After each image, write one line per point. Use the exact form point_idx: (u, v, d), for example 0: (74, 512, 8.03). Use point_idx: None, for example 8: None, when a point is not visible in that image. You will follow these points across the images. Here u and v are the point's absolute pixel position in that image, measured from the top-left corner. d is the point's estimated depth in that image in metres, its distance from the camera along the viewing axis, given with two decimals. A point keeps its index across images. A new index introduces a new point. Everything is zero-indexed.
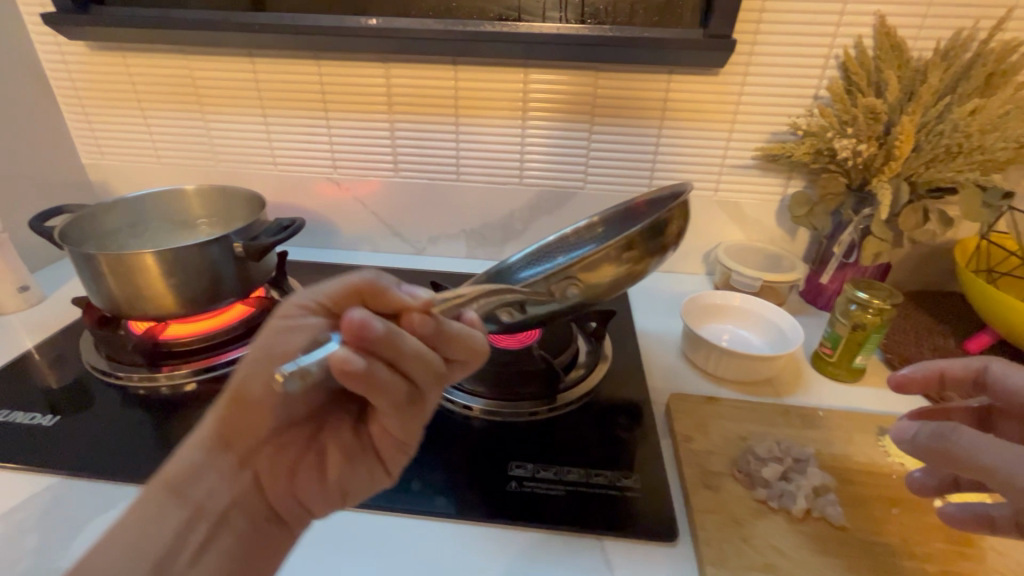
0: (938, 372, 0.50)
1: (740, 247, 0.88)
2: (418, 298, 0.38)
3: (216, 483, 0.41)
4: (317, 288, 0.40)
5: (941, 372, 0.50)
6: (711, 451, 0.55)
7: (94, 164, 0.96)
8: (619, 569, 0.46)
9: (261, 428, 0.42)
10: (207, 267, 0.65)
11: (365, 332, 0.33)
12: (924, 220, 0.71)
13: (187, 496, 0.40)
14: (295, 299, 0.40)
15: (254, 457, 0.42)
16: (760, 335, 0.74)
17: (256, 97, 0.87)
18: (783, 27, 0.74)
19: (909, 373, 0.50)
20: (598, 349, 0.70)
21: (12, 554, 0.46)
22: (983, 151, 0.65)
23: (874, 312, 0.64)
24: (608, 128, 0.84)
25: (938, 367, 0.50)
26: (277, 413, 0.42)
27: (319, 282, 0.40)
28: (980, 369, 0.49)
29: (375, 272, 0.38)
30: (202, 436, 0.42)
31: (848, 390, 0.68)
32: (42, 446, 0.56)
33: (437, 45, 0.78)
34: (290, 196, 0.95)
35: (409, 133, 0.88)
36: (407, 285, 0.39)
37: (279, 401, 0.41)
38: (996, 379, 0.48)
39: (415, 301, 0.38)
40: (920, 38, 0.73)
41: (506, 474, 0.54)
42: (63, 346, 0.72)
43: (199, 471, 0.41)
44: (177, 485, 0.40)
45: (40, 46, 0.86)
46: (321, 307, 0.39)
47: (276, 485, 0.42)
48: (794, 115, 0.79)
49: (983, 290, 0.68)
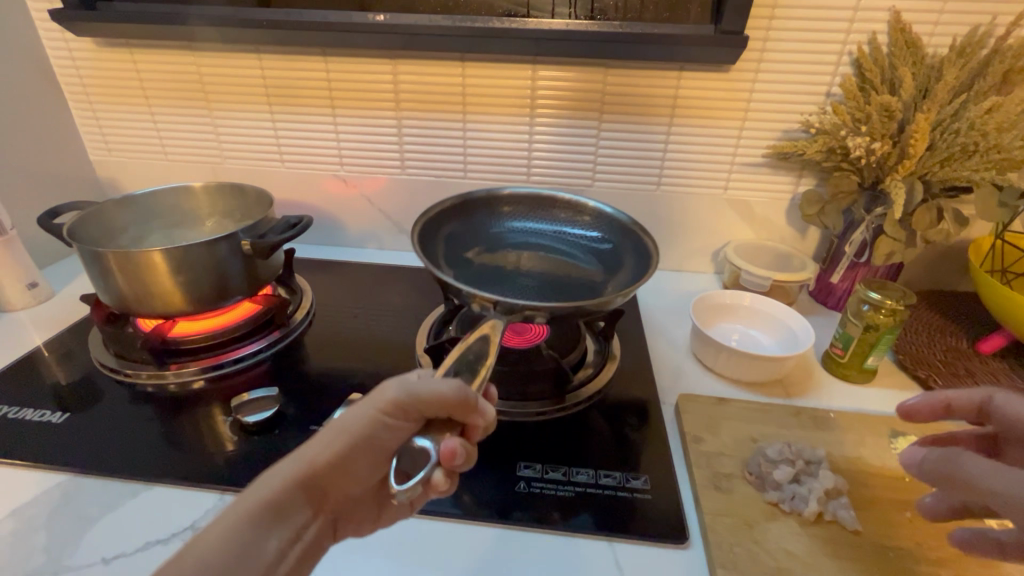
0: (943, 401, 0.48)
1: (749, 246, 0.87)
2: (488, 415, 0.43)
3: (304, 512, 0.40)
4: (429, 384, 0.41)
5: (946, 402, 0.48)
6: (722, 453, 0.54)
7: (102, 160, 0.96)
8: (630, 571, 0.46)
9: (349, 468, 0.42)
10: (216, 265, 0.64)
11: (454, 462, 0.41)
12: (938, 219, 0.70)
13: (283, 521, 0.39)
14: (415, 385, 0.41)
15: (335, 491, 0.42)
16: (769, 335, 0.73)
17: (263, 94, 0.87)
18: (796, 23, 0.73)
19: (913, 404, 0.48)
20: (606, 349, 0.70)
21: (23, 551, 0.46)
22: (1000, 149, 0.64)
23: (887, 313, 0.63)
24: (617, 126, 0.83)
25: (943, 397, 0.48)
26: (366, 460, 0.43)
27: (435, 378, 0.41)
28: (985, 399, 0.47)
29: (466, 389, 0.42)
30: (299, 466, 0.41)
31: (859, 391, 0.67)
32: (52, 443, 0.57)
33: (445, 41, 0.77)
34: (297, 193, 0.95)
35: (417, 130, 0.87)
36: (483, 399, 0.44)
37: (373, 448, 0.42)
38: (1001, 409, 0.46)
39: (487, 420, 0.43)
40: (935, 34, 0.72)
41: (514, 475, 0.54)
42: (72, 343, 0.72)
43: (292, 499, 0.40)
44: (274, 512, 0.39)
45: (47, 43, 0.85)
46: (436, 402, 0.41)
47: (342, 515, 0.44)
48: (806, 113, 0.78)
49: (997, 291, 0.67)
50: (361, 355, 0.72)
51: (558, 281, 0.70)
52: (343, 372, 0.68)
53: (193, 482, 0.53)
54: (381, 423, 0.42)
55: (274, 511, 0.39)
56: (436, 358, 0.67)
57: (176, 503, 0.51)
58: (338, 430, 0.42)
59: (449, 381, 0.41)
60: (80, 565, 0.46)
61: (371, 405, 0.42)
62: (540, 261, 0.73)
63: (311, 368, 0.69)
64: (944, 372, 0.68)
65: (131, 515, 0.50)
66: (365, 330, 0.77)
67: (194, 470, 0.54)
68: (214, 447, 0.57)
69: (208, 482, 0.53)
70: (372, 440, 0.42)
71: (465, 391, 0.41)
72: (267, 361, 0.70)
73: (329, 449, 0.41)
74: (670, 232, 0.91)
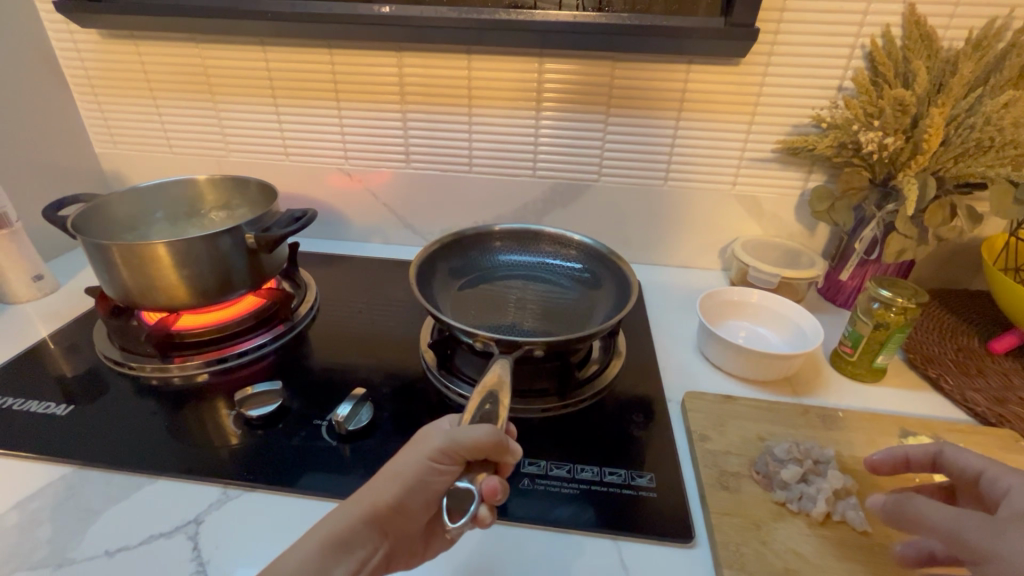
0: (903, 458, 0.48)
1: (757, 243, 0.86)
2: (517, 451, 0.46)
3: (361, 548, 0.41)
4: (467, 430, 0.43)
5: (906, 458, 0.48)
6: (729, 452, 0.54)
7: (107, 153, 0.96)
8: (635, 570, 0.45)
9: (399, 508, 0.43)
10: (220, 258, 0.64)
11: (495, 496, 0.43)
12: (951, 216, 0.69)
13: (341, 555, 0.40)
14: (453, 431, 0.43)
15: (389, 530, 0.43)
16: (777, 333, 0.72)
17: (267, 87, 0.86)
18: (808, 15, 0.71)
19: (876, 458, 0.49)
20: (611, 345, 0.69)
21: (28, 544, 0.46)
22: (1017, 145, 0.63)
23: (898, 311, 0.62)
24: (625, 120, 0.82)
25: (903, 453, 0.48)
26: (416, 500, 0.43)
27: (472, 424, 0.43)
28: (938, 454, 0.47)
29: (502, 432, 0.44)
30: (356, 503, 0.42)
31: (868, 390, 0.66)
32: (57, 435, 0.57)
33: (451, 33, 0.76)
34: (302, 187, 0.95)
35: (422, 123, 0.87)
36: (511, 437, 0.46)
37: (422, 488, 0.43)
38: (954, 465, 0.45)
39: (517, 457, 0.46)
40: (951, 27, 0.70)
41: (519, 471, 0.53)
42: (77, 335, 0.72)
43: (350, 534, 0.41)
44: (332, 545, 0.40)
45: (52, 34, 0.85)
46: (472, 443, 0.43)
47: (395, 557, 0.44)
48: (817, 107, 0.77)
49: (1011, 289, 0.66)
50: (365, 349, 0.71)
51: (542, 313, 0.68)
52: (347, 366, 0.68)
53: (197, 476, 0.53)
54: (431, 467, 0.43)
55: (342, 545, 0.40)
56: (440, 353, 0.67)
57: (180, 496, 0.51)
58: (392, 473, 0.43)
59: (484, 426, 0.43)
60: (84, 557, 0.45)
61: (421, 450, 0.43)
62: (526, 293, 0.71)
63: (315, 362, 0.69)
64: (955, 371, 0.67)
65: (135, 508, 0.50)
66: (368, 325, 0.77)
67: (198, 464, 0.54)
68: (218, 440, 0.57)
69: (212, 476, 0.53)
70: (425, 483, 0.43)
71: (499, 434, 0.43)
72: (271, 355, 0.70)
73: (387, 492, 0.43)
74: (677, 228, 0.90)
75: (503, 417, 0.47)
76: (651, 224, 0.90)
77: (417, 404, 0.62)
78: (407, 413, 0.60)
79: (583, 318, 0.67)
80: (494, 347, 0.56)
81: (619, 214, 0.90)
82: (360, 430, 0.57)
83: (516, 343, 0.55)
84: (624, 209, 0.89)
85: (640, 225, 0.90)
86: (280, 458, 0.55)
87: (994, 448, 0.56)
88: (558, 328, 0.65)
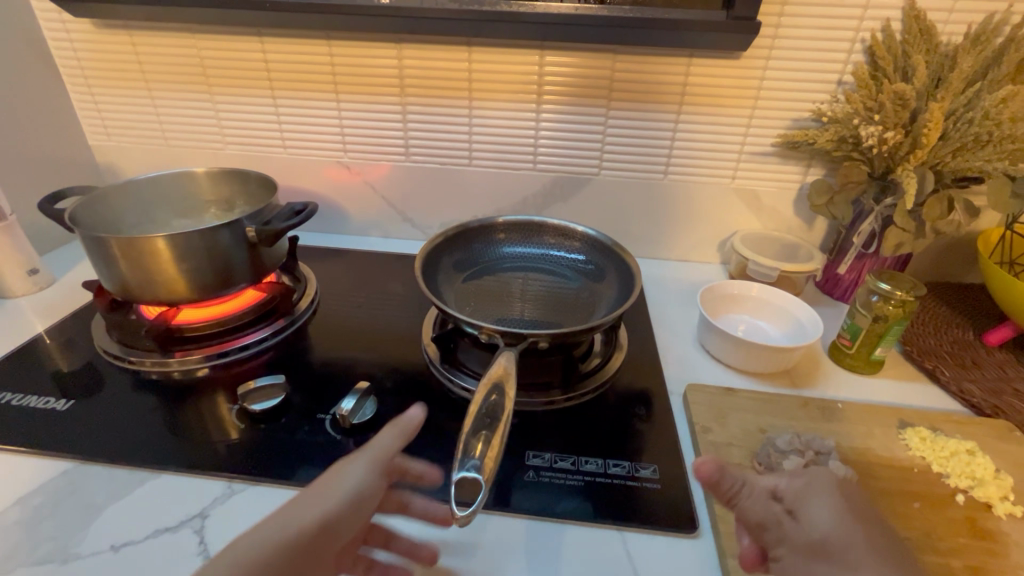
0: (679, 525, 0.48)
1: (757, 236, 0.86)
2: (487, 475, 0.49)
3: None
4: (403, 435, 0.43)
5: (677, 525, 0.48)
6: (730, 444, 0.54)
7: (101, 146, 0.95)
8: (640, 560, 0.46)
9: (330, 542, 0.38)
10: (220, 252, 0.64)
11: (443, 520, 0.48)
12: (948, 211, 0.69)
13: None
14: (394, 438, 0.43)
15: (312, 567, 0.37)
16: (776, 326, 0.73)
17: (265, 78, 0.85)
18: (810, 9, 0.71)
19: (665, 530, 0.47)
20: (613, 339, 0.69)
21: (31, 539, 0.46)
22: (1015, 140, 0.63)
23: (896, 304, 0.63)
24: (626, 113, 0.82)
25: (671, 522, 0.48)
26: (348, 525, 0.40)
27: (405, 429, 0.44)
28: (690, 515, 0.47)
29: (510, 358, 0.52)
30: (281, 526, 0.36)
31: (866, 382, 0.67)
32: (58, 430, 0.56)
33: (452, 26, 0.76)
34: (300, 180, 0.94)
35: (421, 116, 0.86)
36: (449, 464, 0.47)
37: (358, 512, 0.40)
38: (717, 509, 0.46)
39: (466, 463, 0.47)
40: (950, 22, 0.71)
41: (523, 464, 0.54)
42: (74, 330, 0.72)
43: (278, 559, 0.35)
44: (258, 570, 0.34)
45: (44, 24, 0.84)
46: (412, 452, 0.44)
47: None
48: (816, 101, 0.77)
49: (1009, 283, 0.66)
50: (367, 343, 0.71)
51: (547, 305, 0.68)
52: (349, 360, 0.68)
53: (201, 471, 0.52)
54: (373, 478, 0.41)
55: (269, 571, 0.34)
56: (443, 347, 0.67)
57: (184, 491, 0.51)
58: (327, 489, 0.39)
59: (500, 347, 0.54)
60: (89, 552, 0.45)
61: (361, 460, 0.41)
62: (530, 284, 0.71)
63: (317, 356, 0.68)
64: (951, 363, 0.68)
65: (139, 503, 0.50)
66: (369, 319, 0.76)
67: (201, 459, 0.54)
68: (221, 435, 0.57)
69: (216, 470, 0.53)
70: (362, 499, 0.40)
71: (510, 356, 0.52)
72: (272, 349, 0.70)
73: (321, 509, 0.38)
74: (677, 222, 0.90)
75: (507, 409, 0.48)
76: (651, 218, 0.90)
77: (420, 398, 0.62)
78: (411, 406, 0.60)
79: (588, 309, 0.67)
80: (498, 339, 0.56)
81: (620, 208, 0.90)
82: (364, 423, 0.57)
83: (520, 335, 0.55)
84: (624, 203, 0.89)
85: (640, 219, 0.90)
86: (285, 452, 0.55)
87: (989, 438, 0.57)
88: (562, 320, 0.66)
